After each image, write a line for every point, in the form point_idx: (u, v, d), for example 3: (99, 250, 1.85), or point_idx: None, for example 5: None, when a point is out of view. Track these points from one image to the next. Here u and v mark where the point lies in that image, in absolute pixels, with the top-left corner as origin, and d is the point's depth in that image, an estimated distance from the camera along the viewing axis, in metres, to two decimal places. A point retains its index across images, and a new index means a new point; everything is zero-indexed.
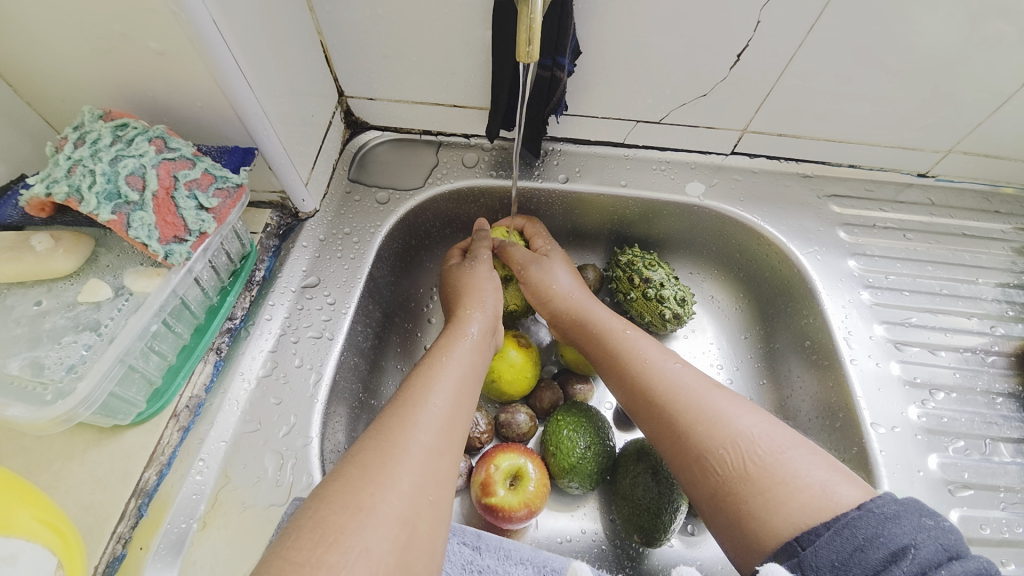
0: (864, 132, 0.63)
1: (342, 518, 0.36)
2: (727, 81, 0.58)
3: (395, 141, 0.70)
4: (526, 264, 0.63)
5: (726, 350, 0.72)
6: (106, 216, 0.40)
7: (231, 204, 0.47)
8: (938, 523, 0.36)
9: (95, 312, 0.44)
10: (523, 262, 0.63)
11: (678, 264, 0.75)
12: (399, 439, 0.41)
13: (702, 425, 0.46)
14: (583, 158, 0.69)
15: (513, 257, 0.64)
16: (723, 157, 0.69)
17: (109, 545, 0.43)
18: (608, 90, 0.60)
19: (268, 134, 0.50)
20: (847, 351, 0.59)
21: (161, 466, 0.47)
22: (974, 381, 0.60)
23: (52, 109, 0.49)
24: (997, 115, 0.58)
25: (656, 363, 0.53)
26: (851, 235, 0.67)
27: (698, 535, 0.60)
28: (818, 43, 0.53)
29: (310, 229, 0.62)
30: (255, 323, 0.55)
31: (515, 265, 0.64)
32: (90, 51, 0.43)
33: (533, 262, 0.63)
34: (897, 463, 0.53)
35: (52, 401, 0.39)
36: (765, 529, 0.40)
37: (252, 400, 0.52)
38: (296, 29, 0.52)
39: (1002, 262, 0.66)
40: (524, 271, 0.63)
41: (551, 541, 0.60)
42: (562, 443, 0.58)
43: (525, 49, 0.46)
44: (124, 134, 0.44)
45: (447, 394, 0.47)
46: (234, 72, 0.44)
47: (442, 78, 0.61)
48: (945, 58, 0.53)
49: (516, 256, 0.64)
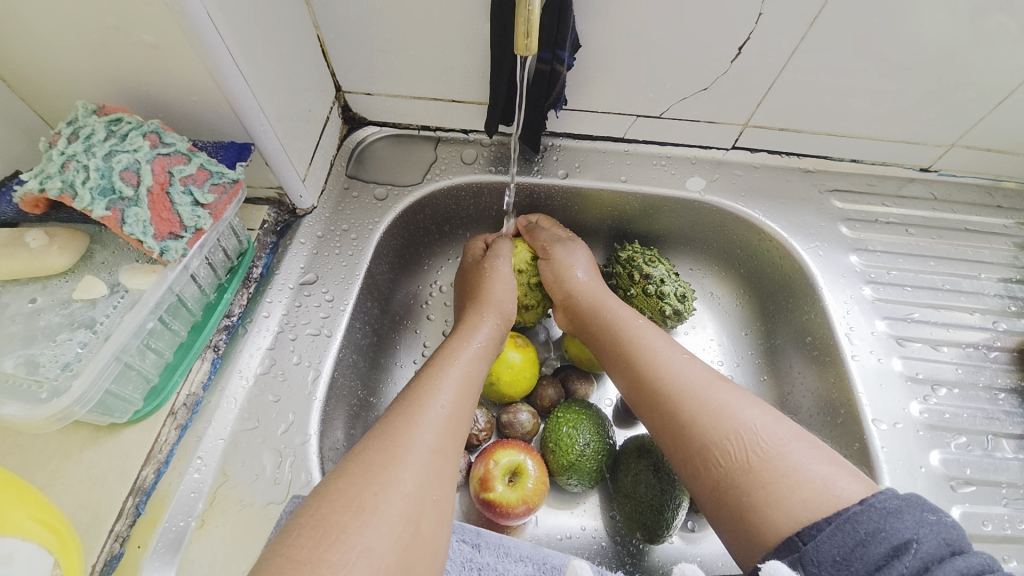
0: (866, 126, 0.63)
1: (344, 517, 0.35)
2: (728, 74, 0.57)
3: (393, 137, 0.69)
4: (551, 244, 0.64)
5: (725, 348, 0.72)
6: (100, 211, 0.40)
7: (227, 200, 0.47)
8: (941, 518, 0.36)
9: (90, 310, 0.43)
10: (548, 241, 0.64)
11: (678, 260, 0.74)
12: (402, 438, 0.41)
13: (706, 416, 0.46)
14: (583, 154, 0.68)
15: (539, 237, 0.65)
16: (724, 152, 0.68)
17: (107, 544, 0.43)
18: (608, 84, 0.60)
19: (265, 129, 0.50)
20: (848, 347, 0.59)
21: (159, 464, 0.47)
22: (976, 376, 0.59)
23: (46, 103, 0.49)
24: (999, 109, 0.58)
25: (663, 354, 0.52)
26: (852, 230, 0.66)
27: (699, 531, 0.60)
28: (818, 38, 0.52)
29: (308, 225, 0.62)
30: (254, 320, 0.55)
31: (539, 243, 0.65)
32: (83, 45, 0.42)
33: (556, 244, 0.64)
34: (899, 459, 0.53)
35: (47, 399, 0.39)
36: (767, 524, 0.39)
37: (250, 398, 0.51)
38: (292, 22, 0.52)
39: (1004, 256, 0.66)
40: (547, 249, 0.64)
41: (551, 538, 0.60)
42: (562, 440, 0.58)
43: (524, 41, 0.46)
44: (118, 129, 0.43)
45: (451, 393, 0.46)
46: (230, 67, 0.44)
47: (441, 73, 0.60)
48: (950, 52, 0.52)
49: (541, 237, 0.65)
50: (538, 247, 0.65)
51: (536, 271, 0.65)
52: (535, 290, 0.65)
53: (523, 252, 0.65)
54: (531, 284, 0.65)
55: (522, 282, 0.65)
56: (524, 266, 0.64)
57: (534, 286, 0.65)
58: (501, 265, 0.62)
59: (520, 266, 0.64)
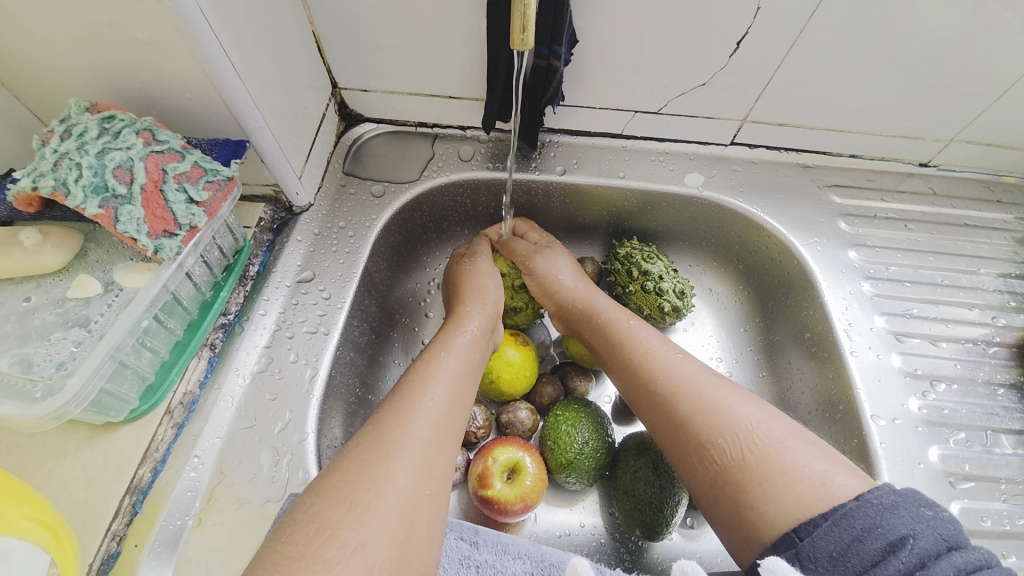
0: (865, 121, 0.62)
1: (339, 514, 0.35)
2: (727, 69, 0.57)
3: (390, 134, 0.69)
4: (530, 256, 0.63)
5: (724, 344, 0.72)
6: (93, 209, 0.40)
7: (221, 197, 0.46)
8: (938, 513, 0.36)
9: (84, 308, 0.43)
10: (527, 254, 0.63)
11: (677, 256, 0.74)
12: (396, 434, 0.41)
13: (701, 414, 0.45)
14: (581, 150, 0.68)
15: (516, 250, 0.64)
16: (723, 148, 0.68)
17: (103, 543, 0.43)
18: (606, 80, 0.60)
19: (260, 126, 0.49)
20: (847, 343, 0.59)
21: (155, 463, 0.47)
22: (975, 372, 0.59)
23: (40, 101, 0.48)
24: (999, 103, 0.57)
25: (658, 353, 0.52)
26: (851, 225, 0.66)
27: (698, 528, 0.60)
28: (817, 32, 0.52)
29: (304, 223, 0.61)
30: (250, 318, 0.55)
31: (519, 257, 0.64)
32: (75, 42, 0.42)
33: (537, 255, 0.63)
34: (897, 455, 0.53)
35: (42, 398, 0.38)
36: (765, 520, 0.39)
37: (246, 396, 0.51)
38: (286, 18, 0.51)
39: (1004, 251, 0.66)
40: (528, 261, 0.63)
41: (551, 535, 0.60)
42: (560, 438, 0.57)
43: (520, 36, 0.45)
44: (111, 126, 0.43)
45: (443, 388, 0.46)
46: (223, 63, 0.43)
47: (437, 68, 0.60)
48: (949, 45, 0.52)
49: (517, 249, 0.64)
50: (517, 258, 0.64)
51: (519, 274, 0.64)
52: (519, 291, 0.65)
53: (503, 261, 0.65)
54: (516, 287, 0.64)
55: (508, 285, 0.64)
56: (506, 270, 0.64)
57: (519, 288, 0.65)
58: (481, 261, 0.63)
59: (505, 271, 0.64)
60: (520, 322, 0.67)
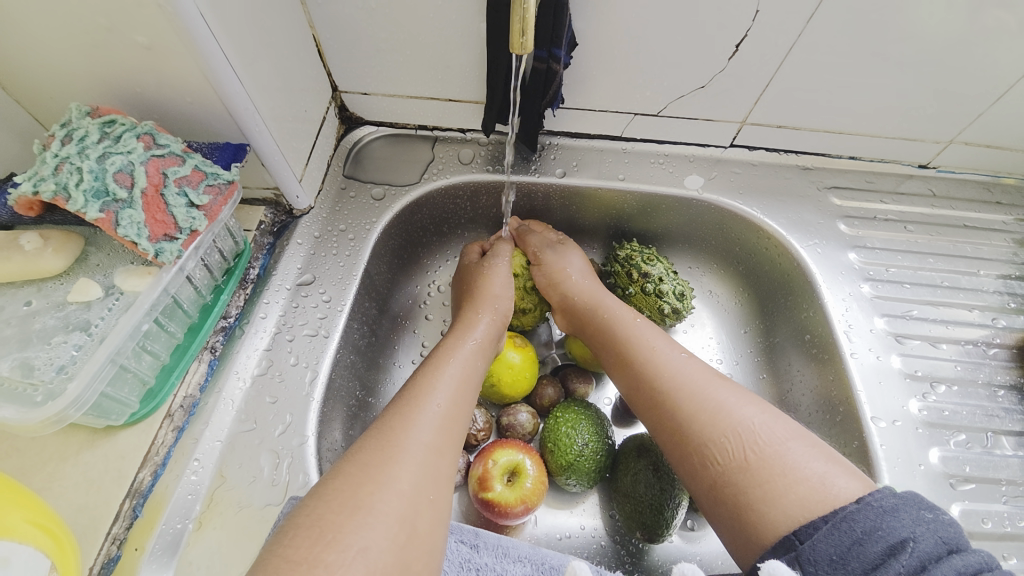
0: (865, 123, 0.62)
1: (340, 517, 0.35)
2: (726, 71, 0.57)
3: (390, 137, 0.69)
4: (541, 249, 0.64)
5: (724, 345, 0.72)
6: (94, 213, 0.40)
7: (222, 200, 0.46)
8: (938, 516, 0.36)
9: (85, 312, 0.43)
10: (539, 247, 0.64)
11: (677, 258, 0.74)
12: (399, 438, 0.41)
13: (704, 414, 0.45)
14: (581, 152, 0.68)
15: (529, 242, 0.65)
16: (722, 150, 0.68)
17: (104, 547, 0.43)
18: (605, 82, 0.60)
19: (260, 130, 0.49)
20: (847, 345, 0.59)
21: (155, 466, 0.46)
22: (975, 373, 0.59)
23: (41, 105, 0.49)
24: (998, 105, 0.58)
25: (661, 353, 0.52)
26: (851, 227, 0.66)
27: (698, 530, 0.60)
28: (815, 34, 0.52)
29: (305, 225, 0.62)
30: (250, 322, 0.55)
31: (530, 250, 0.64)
32: (76, 46, 0.42)
33: (548, 248, 0.64)
34: (897, 457, 0.53)
35: (42, 402, 0.38)
36: (765, 522, 0.39)
37: (247, 399, 0.51)
38: (286, 22, 0.51)
39: (1003, 253, 0.66)
40: (538, 257, 0.63)
41: (551, 538, 0.60)
42: (560, 440, 0.57)
43: (519, 40, 0.45)
44: (112, 130, 0.43)
45: (446, 391, 0.46)
46: (224, 67, 0.43)
47: (437, 71, 0.60)
48: (947, 47, 0.52)
49: (531, 242, 0.65)
50: (530, 252, 0.64)
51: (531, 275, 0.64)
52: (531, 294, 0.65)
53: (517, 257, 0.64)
54: (527, 288, 0.64)
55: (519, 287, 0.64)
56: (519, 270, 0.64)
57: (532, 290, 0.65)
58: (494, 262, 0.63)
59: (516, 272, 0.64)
60: (527, 324, 0.67)
